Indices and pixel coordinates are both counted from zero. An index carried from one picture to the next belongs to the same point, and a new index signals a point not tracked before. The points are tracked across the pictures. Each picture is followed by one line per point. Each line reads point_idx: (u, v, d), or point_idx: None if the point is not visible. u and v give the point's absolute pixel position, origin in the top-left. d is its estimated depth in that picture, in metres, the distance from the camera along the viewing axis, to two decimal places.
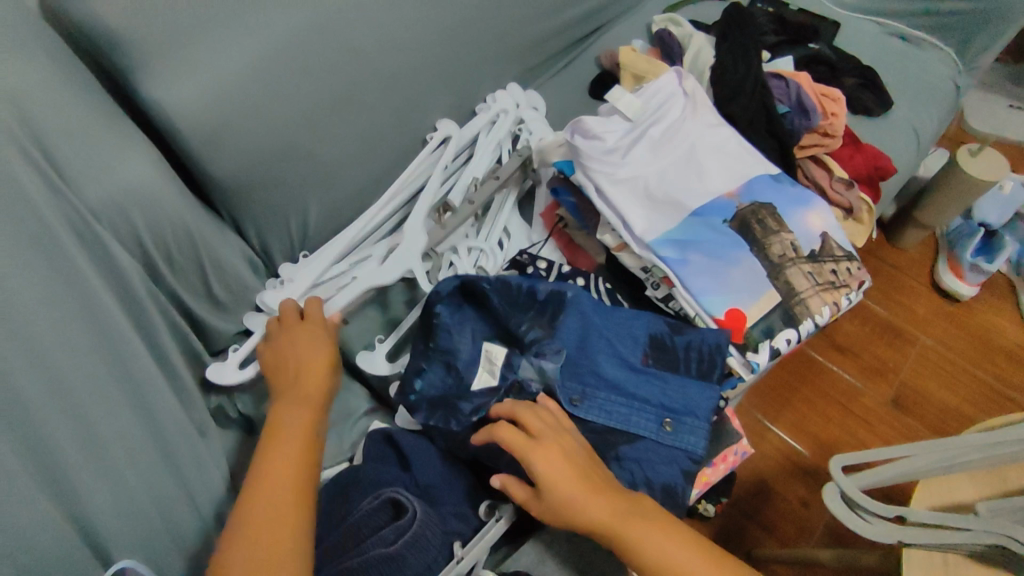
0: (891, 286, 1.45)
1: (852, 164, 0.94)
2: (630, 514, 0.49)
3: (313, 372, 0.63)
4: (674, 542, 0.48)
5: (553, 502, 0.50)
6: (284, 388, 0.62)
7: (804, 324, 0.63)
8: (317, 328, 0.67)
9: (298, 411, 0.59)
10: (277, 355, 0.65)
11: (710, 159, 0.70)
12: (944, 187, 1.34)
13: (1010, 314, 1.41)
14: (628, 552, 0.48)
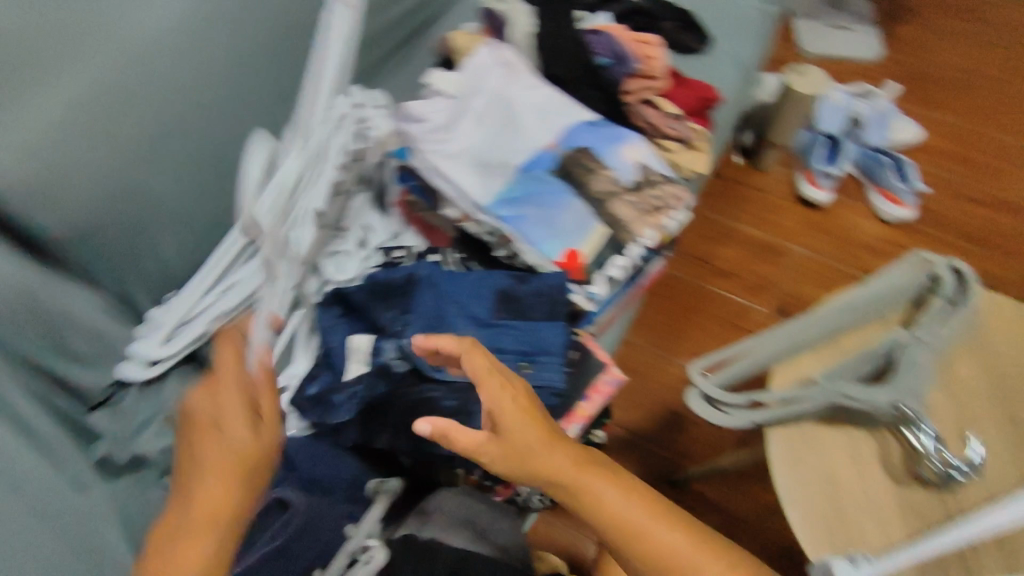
0: (760, 207, 1.55)
1: (681, 98, 1.01)
2: (587, 468, 0.53)
3: (206, 485, 0.48)
4: (628, 496, 0.53)
5: (512, 442, 0.50)
6: (181, 484, 0.50)
7: (632, 248, 0.67)
8: (227, 413, 0.51)
9: (189, 529, 0.48)
10: (189, 440, 0.51)
11: (531, 117, 0.74)
12: (791, 105, 1.45)
13: (864, 211, 1.54)
14: (581, 500, 0.53)
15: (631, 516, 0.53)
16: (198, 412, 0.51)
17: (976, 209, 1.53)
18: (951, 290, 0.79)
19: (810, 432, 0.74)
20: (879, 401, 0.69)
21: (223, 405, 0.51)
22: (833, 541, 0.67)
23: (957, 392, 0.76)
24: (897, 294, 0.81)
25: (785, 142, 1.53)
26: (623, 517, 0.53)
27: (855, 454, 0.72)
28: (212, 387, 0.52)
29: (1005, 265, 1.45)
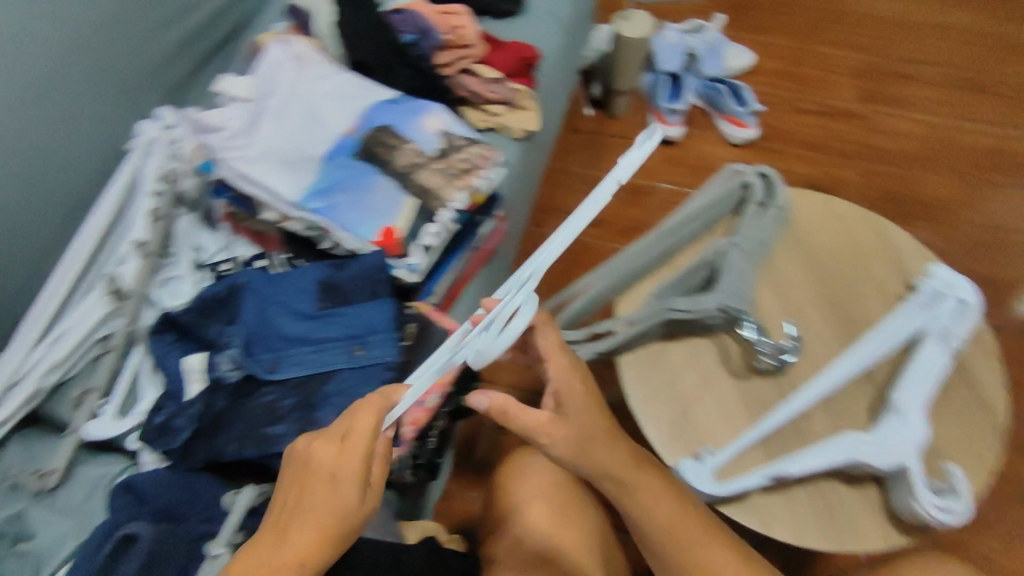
0: (621, 153, 1.61)
1: (500, 61, 1.02)
2: (636, 473, 0.62)
3: (302, 533, 0.48)
4: (676, 506, 0.61)
5: (570, 419, 0.61)
6: (269, 525, 0.50)
7: (441, 213, 0.69)
8: (336, 471, 0.50)
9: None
10: (294, 476, 0.51)
11: (329, 107, 0.74)
12: (626, 51, 1.49)
13: (714, 138, 1.62)
14: (631, 502, 0.61)
15: (679, 526, 0.61)
16: (309, 452, 0.51)
17: (811, 118, 1.64)
18: (760, 193, 0.85)
19: (655, 349, 0.78)
20: (705, 307, 0.74)
21: (332, 453, 0.51)
22: (685, 443, 0.72)
23: (778, 282, 0.83)
24: (719, 204, 0.85)
25: (630, 87, 1.59)
26: (663, 517, 0.61)
27: (699, 359, 0.77)
28: (341, 435, 0.52)
29: (840, 166, 1.57)
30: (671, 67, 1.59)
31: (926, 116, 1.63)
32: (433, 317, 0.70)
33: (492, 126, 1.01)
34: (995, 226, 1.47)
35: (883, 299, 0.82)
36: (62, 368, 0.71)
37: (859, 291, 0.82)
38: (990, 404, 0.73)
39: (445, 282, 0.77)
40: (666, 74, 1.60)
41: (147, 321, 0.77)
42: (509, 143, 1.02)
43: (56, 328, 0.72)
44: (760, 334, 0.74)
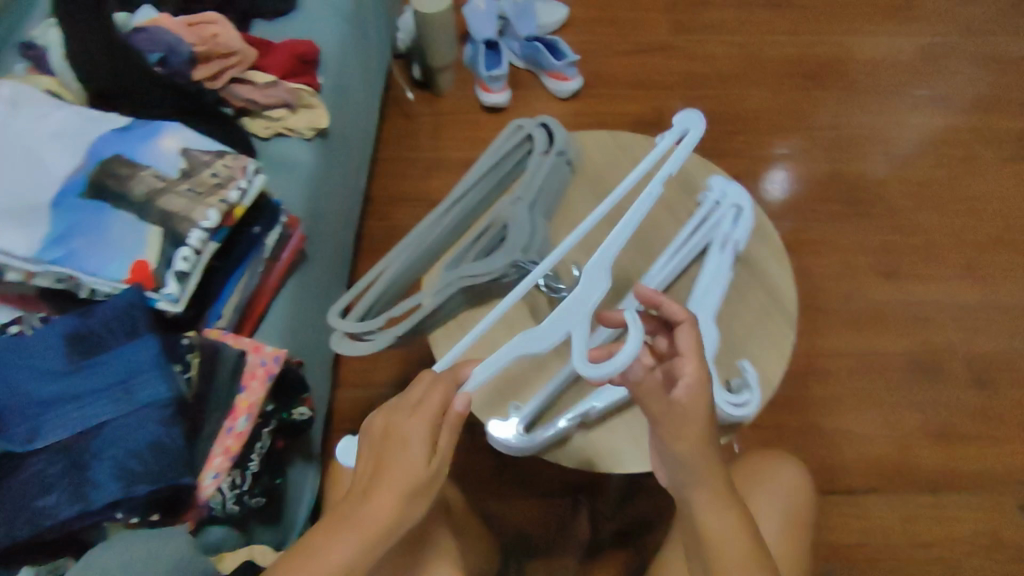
0: (455, 128, 1.59)
1: (273, 64, 0.97)
2: (716, 488, 0.60)
3: (387, 495, 0.55)
4: (736, 518, 0.59)
5: (686, 423, 0.60)
6: (357, 489, 0.57)
7: (191, 235, 0.66)
8: (413, 435, 0.57)
9: (349, 534, 0.54)
10: (378, 440, 0.58)
11: (49, 146, 0.68)
12: (435, 26, 1.46)
13: (544, 97, 1.63)
14: (703, 509, 0.60)
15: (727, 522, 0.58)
16: (387, 423, 0.58)
17: (630, 57, 1.68)
18: (541, 144, 0.85)
19: (464, 319, 0.79)
20: (494, 267, 0.75)
21: (410, 423, 0.57)
22: (501, 402, 0.75)
23: (576, 226, 0.85)
24: (504, 163, 0.85)
25: (450, 61, 1.56)
26: (715, 528, 0.59)
27: (507, 319, 0.79)
28: (417, 403, 0.59)
29: (665, 96, 1.63)
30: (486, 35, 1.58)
31: (734, 37, 1.71)
32: (224, 341, 0.73)
33: (277, 132, 0.97)
34: (808, 127, 1.58)
35: (676, 219, 0.85)
36: None
37: (654, 216, 0.85)
38: (778, 297, 0.78)
39: (232, 302, 0.76)
40: (482, 42, 1.58)
41: None
42: (299, 146, 0.97)
43: None
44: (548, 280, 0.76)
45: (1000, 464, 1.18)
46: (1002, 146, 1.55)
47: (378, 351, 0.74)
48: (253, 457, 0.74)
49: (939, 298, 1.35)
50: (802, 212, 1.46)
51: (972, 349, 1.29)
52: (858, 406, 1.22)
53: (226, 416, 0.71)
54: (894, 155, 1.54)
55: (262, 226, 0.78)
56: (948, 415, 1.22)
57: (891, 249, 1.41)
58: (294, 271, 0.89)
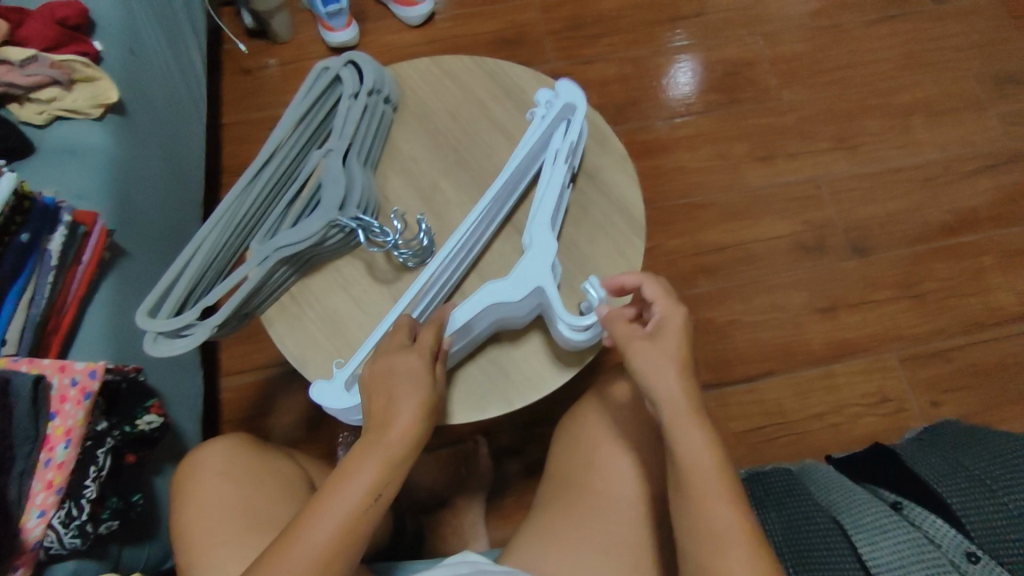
0: (303, 77, 1.45)
1: (32, 34, 0.84)
2: (694, 418, 0.58)
3: (403, 417, 0.60)
4: (708, 442, 0.57)
5: (661, 356, 0.60)
6: (371, 421, 0.60)
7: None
8: (414, 366, 0.62)
9: (373, 457, 0.57)
10: (375, 381, 0.62)
11: None
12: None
13: (393, 26, 1.49)
14: (680, 439, 0.58)
15: (691, 438, 0.57)
16: (389, 363, 0.62)
17: None
18: (349, 83, 0.76)
19: (298, 289, 0.73)
20: (312, 232, 0.68)
21: (407, 358, 0.62)
22: (326, 361, 0.70)
23: (405, 167, 0.78)
24: (315, 114, 0.76)
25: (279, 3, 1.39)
26: (684, 450, 0.57)
27: (343, 282, 0.73)
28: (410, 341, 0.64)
29: (522, 8, 1.50)
30: None
31: None
32: (17, 369, 0.63)
33: (55, 115, 0.84)
34: (674, 15, 1.49)
35: (508, 140, 0.79)
36: None
37: (486, 142, 0.79)
38: (623, 206, 0.74)
39: (19, 320, 0.66)
40: None
41: None
42: (88, 128, 0.85)
43: None
44: (370, 235, 0.71)
45: (882, 325, 1.22)
46: (866, 10, 1.50)
47: (197, 346, 0.67)
48: (89, 483, 0.65)
49: (815, 174, 1.33)
50: (678, 108, 1.39)
51: (851, 219, 1.30)
52: (747, 296, 1.23)
53: (38, 448, 0.62)
54: (764, 33, 1.47)
55: (33, 231, 0.68)
56: (832, 288, 1.25)
57: (767, 133, 1.37)
58: (109, 269, 0.79)
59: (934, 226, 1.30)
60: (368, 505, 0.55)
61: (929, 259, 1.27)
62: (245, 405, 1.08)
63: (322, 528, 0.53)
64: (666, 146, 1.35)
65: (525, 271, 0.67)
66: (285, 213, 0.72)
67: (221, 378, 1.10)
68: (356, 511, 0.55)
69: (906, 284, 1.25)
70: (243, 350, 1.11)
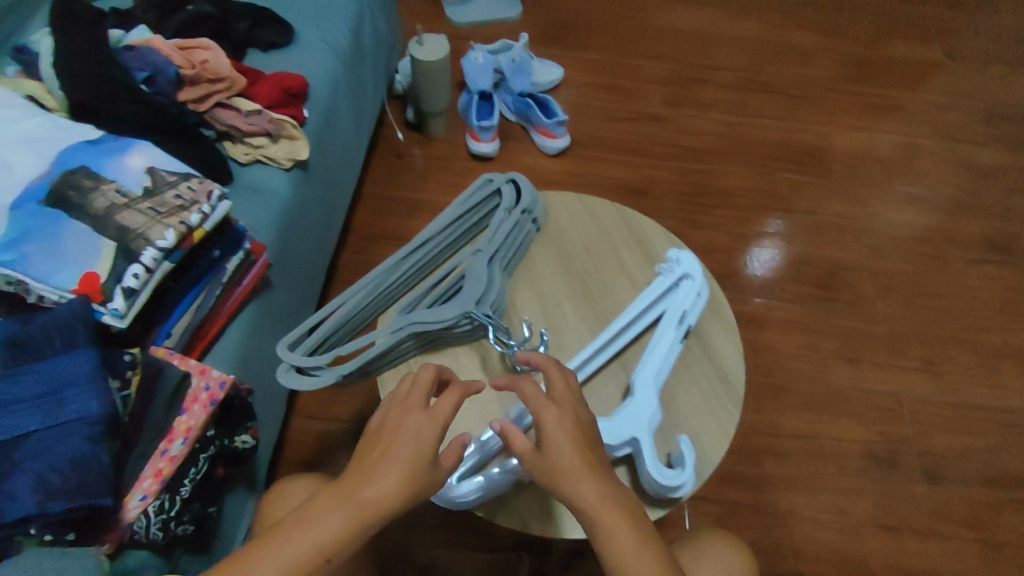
0: (442, 173, 1.62)
1: (261, 93, 1.00)
2: (612, 506, 0.57)
3: (386, 478, 0.57)
4: (628, 526, 0.57)
5: (554, 466, 0.59)
6: (355, 469, 0.58)
7: (145, 252, 0.65)
8: (422, 433, 0.60)
9: (341, 508, 0.55)
10: (380, 433, 0.61)
11: (16, 148, 0.70)
12: (430, 76, 1.50)
13: (531, 151, 1.66)
14: (601, 532, 0.57)
15: (617, 530, 0.57)
16: (397, 421, 0.61)
17: (623, 124, 1.72)
18: (508, 201, 0.87)
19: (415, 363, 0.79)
20: (447, 317, 0.75)
21: (419, 419, 0.61)
22: None
23: (536, 284, 0.86)
24: (471, 217, 0.87)
25: (442, 108, 1.59)
26: (618, 540, 0.56)
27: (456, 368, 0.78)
28: (427, 404, 0.63)
29: (651, 165, 1.65)
30: (480, 86, 1.61)
31: (724, 116, 1.76)
32: (170, 361, 0.70)
33: (256, 158, 0.99)
34: (787, 207, 1.60)
35: (632, 286, 0.86)
36: None
37: (611, 283, 0.86)
38: (728, 376, 0.77)
39: (185, 320, 0.74)
40: (476, 92, 1.62)
41: None
42: (276, 175, 1.00)
43: None
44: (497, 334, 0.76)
45: (945, 563, 1.17)
46: (971, 249, 1.56)
47: (319, 387, 0.73)
48: (186, 482, 0.69)
49: (898, 389, 1.34)
50: (775, 289, 1.46)
51: (929, 443, 1.29)
52: (811, 491, 1.21)
53: (160, 438, 0.67)
54: (870, 245, 1.55)
55: (223, 250, 0.78)
56: (899, 508, 1.21)
57: (856, 336, 1.41)
58: (255, 295, 0.88)
59: (1014, 476, 1.27)
60: (314, 565, 0.53)
61: (1005, 508, 1.23)
62: (307, 450, 1.13)
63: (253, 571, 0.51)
64: (758, 322, 1.41)
65: (630, 412, 0.69)
66: (425, 293, 0.79)
67: (294, 418, 1.16)
68: (302, 563, 0.52)
69: (977, 527, 1.21)
70: (323, 398, 1.17)
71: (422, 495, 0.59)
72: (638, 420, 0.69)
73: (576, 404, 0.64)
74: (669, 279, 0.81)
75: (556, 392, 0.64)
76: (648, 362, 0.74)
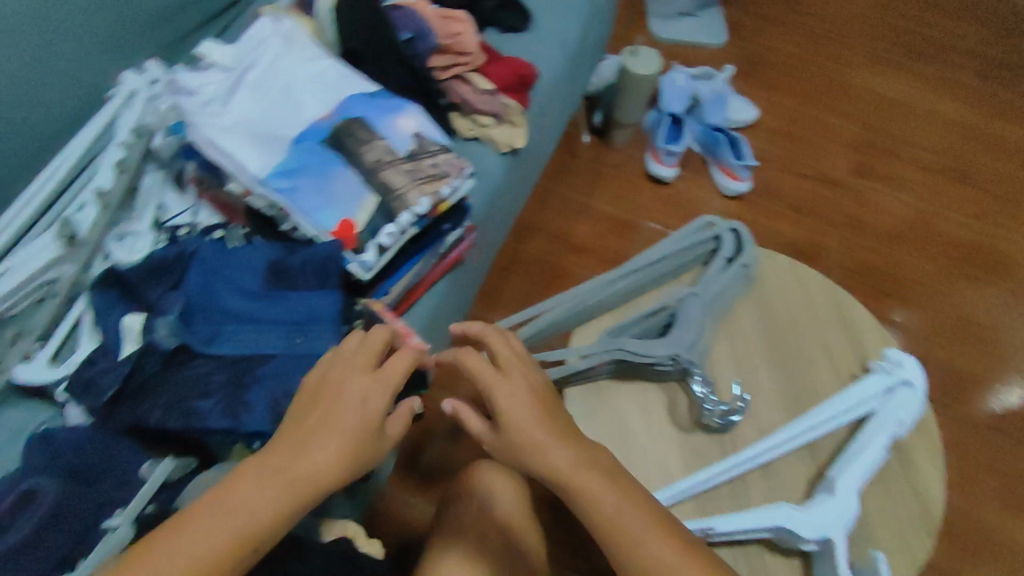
0: (614, 185, 1.60)
1: (496, 74, 1.02)
2: (584, 469, 0.56)
3: (324, 451, 0.52)
4: (611, 491, 0.56)
5: (513, 439, 0.58)
6: (291, 437, 0.53)
7: (403, 215, 0.70)
8: (370, 402, 0.55)
9: (275, 483, 0.50)
10: (320, 394, 0.56)
11: (309, 90, 0.75)
12: (631, 85, 1.47)
13: (705, 186, 1.61)
14: (582, 492, 0.55)
15: (600, 495, 0.55)
16: (336, 383, 0.56)
17: (807, 182, 1.64)
18: (728, 249, 0.86)
19: (604, 387, 0.78)
20: (656, 354, 0.75)
21: (366, 385, 0.56)
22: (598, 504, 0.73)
23: (733, 340, 0.83)
24: (687, 256, 0.88)
25: (631, 121, 1.57)
26: (603, 500, 0.55)
27: (643, 404, 0.78)
28: (376, 367, 0.58)
29: (825, 232, 1.56)
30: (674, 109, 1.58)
31: (920, 201, 1.63)
32: (386, 318, 0.69)
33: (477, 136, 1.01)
34: (965, 316, 1.47)
35: (834, 372, 0.81)
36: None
37: (812, 363, 0.82)
38: (923, 497, 0.71)
39: (403, 283, 0.76)
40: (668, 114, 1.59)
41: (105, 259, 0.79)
42: (493, 157, 1.00)
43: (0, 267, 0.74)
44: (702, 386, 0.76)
45: None
46: None
47: None
48: None
49: None
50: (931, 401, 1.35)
51: None
52: None
53: None
54: None
55: (452, 225, 0.79)
56: None
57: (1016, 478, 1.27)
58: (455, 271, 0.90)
59: None
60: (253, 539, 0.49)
61: None
62: None
63: (169, 565, 0.46)
64: None
65: (824, 508, 0.66)
66: (635, 322, 0.81)
67: None
68: (233, 546, 0.48)
69: None
70: None
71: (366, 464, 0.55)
72: (837, 520, 0.65)
73: (532, 373, 0.63)
74: (885, 380, 0.76)
75: (506, 363, 0.62)
76: (848, 461, 0.70)
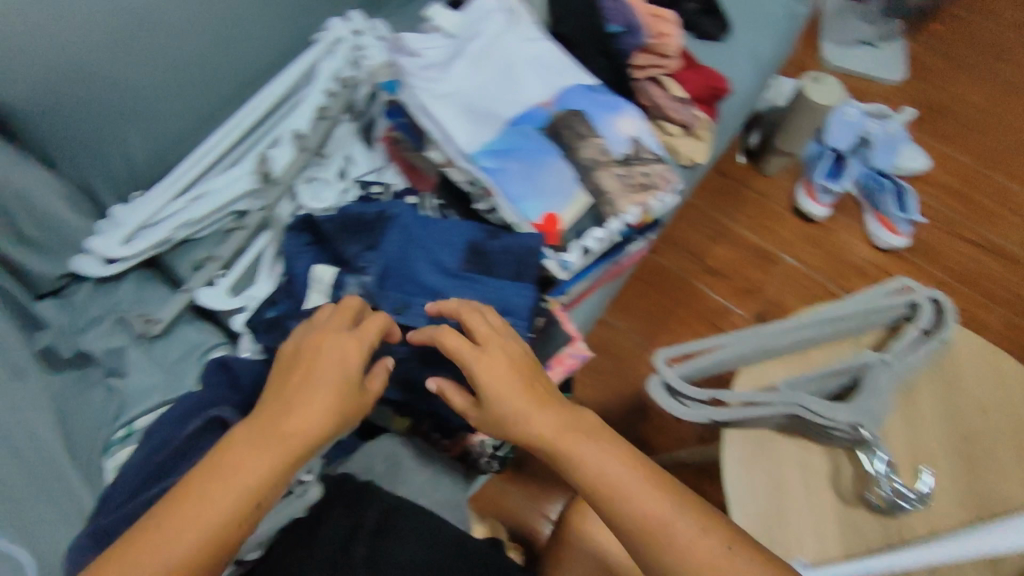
0: (759, 212, 1.51)
1: (691, 83, 0.96)
2: (572, 433, 0.47)
3: (309, 407, 0.45)
4: (605, 452, 0.46)
5: (497, 412, 0.49)
6: (273, 399, 0.45)
7: (611, 222, 0.69)
8: (349, 359, 0.48)
9: (263, 446, 0.43)
10: (297, 357, 0.48)
11: (529, 72, 0.73)
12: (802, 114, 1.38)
13: (857, 231, 1.50)
14: (574, 462, 0.46)
15: (597, 465, 0.45)
16: (307, 344, 0.49)
17: (970, 249, 1.50)
18: (925, 321, 0.77)
19: (767, 438, 0.74)
20: (838, 420, 0.68)
21: (343, 345, 0.48)
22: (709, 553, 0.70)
23: (915, 422, 0.76)
24: (876, 315, 0.80)
25: (792, 150, 1.47)
26: (601, 466, 0.45)
27: (806, 466, 0.73)
28: (353, 327, 0.50)
29: (983, 307, 1.43)
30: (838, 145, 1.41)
31: None
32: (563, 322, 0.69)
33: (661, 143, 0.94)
34: None
35: None
36: (177, 237, 0.74)
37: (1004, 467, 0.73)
38: None
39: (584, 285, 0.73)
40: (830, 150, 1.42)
41: (293, 200, 0.80)
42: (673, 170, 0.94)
43: (196, 188, 0.76)
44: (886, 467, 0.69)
45: None
46: None
47: (689, 420, 0.73)
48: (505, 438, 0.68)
49: None
50: None
51: None
52: None
53: None
54: None
55: (642, 235, 0.76)
56: None
57: None
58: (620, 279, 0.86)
59: None
60: (241, 514, 0.41)
61: None
62: None
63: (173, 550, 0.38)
64: None
65: None
66: (815, 378, 0.75)
67: None
68: (228, 520, 0.40)
69: None
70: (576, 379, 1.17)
71: (355, 419, 0.48)
72: None
73: (509, 338, 0.53)
74: None
75: (481, 331, 0.53)
76: None
